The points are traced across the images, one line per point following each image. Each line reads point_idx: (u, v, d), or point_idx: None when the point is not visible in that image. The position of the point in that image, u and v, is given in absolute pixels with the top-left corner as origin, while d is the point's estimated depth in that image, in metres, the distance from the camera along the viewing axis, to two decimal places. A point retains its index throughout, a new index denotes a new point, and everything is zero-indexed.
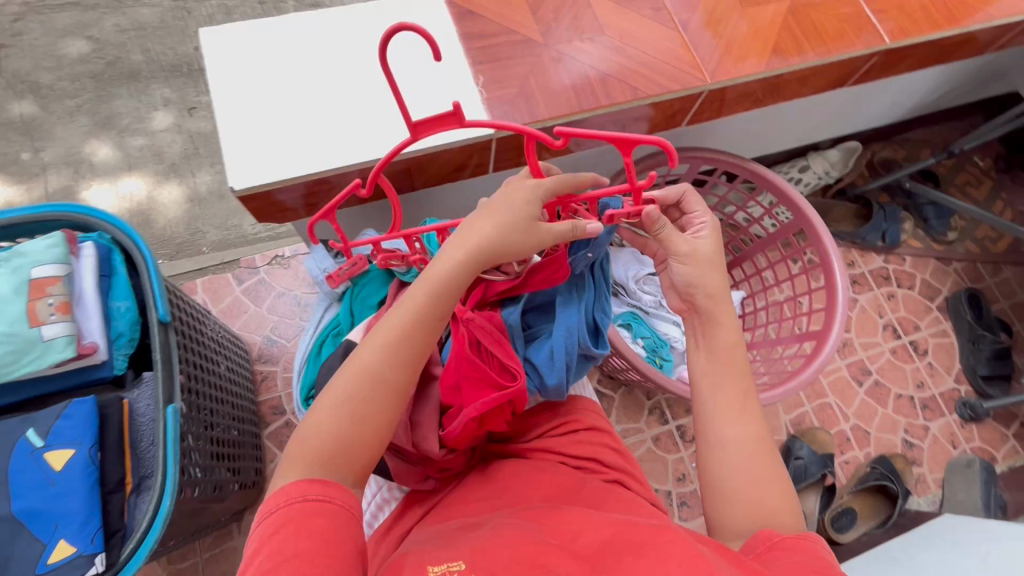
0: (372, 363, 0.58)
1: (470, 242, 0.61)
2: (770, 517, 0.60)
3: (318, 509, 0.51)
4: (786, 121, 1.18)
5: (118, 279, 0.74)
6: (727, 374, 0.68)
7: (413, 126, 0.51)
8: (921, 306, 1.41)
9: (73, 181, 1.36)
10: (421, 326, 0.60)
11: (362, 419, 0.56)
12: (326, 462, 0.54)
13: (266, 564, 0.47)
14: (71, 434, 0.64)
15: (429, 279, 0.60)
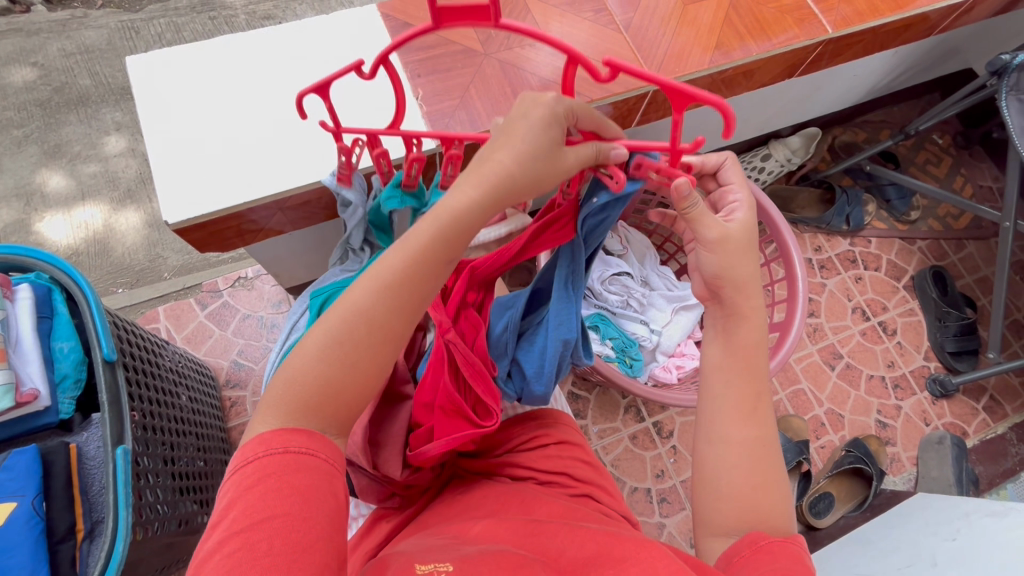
0: (370, 311, 0.48)
1: (486, 174, 0.51)
2: (765, 521, 0.56)
3: (302, 465, 0.44)
4: (742, 112, 1.18)
5: (59, 320, 0.72)
6: (734, 366, 0.61)
7: (439, 11, 0.46)
8: (888, 286, 1.43)
9: (25, 213, 1.32)
10: (424, 274, 0.50)
11: (351, 368, 0.48)
12: (305, 412, 0.46)
13: (237, 525, 0.41)
14: (13, 486, 0.62)
15: (438, 217, 0.50)
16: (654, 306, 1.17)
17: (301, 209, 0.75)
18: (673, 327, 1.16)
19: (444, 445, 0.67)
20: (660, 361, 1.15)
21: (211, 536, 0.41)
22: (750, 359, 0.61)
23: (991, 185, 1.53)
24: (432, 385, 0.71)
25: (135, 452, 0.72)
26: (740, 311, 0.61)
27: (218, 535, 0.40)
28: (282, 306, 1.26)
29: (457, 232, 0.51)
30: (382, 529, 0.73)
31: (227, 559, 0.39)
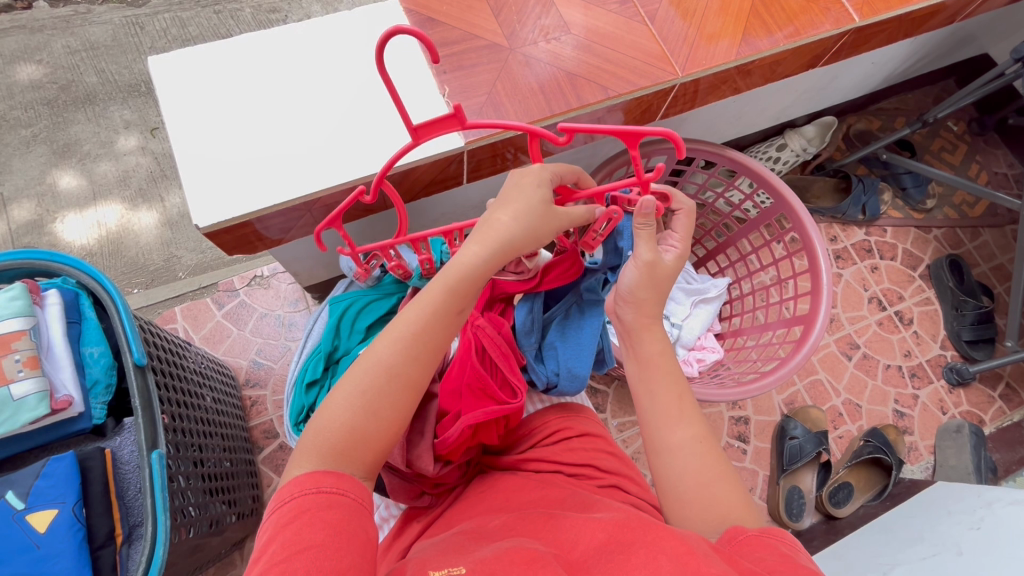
0: (392, 364, 0.52)
1: (491, 236, 0.56)
2: (729, 515, 0.57)
3: (332, 502, 0.46)
4: (761, 103, 1.17)
5: (88, 324, 0.72)
6: (654, 372, 0.66)
7: (414, 131, 0.50)
8: (904, 276, 1.43)
9: (37, 214, 1.31)
10: (437, 324, 0.54)
11: (375, 415, 0.51)
12: (340, 458, 0.49)
13: (277, 557, 0.42)
14: (52, 493, 0.62)
15: (447, 277, 0.54)
16: (673, 299, 1.17)
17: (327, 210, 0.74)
18: (693, 320, 1.16)
19: (477, 418, 0.66)
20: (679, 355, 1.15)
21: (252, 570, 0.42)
22: (662, 365, 0.66)
23: (1006, 172, 1.52)
24: (458, 373, 0.71)
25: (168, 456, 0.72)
26: (643, 325, 0.68)
27: (260, 569, 0.41)
28: (300, 305, 1.25)
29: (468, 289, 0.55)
30: (412, 529, 0.71)
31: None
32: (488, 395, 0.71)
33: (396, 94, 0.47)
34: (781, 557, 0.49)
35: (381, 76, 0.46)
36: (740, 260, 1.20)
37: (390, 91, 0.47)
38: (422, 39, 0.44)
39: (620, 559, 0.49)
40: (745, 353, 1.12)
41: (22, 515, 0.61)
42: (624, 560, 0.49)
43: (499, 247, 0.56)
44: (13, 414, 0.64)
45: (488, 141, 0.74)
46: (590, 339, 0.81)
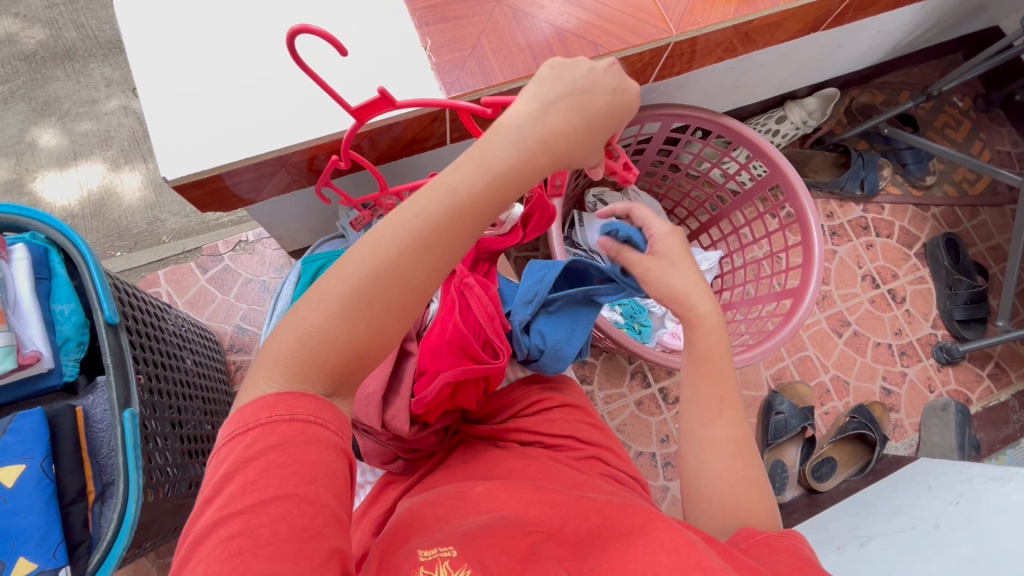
0: (391, 256, 0.45)
1: (536, 128, 0.50)
2: (747, 516, 0.60)
3: (307, 434, 0.42)
4: (761, 70, 1.13)
5: (58, 281, 0.70)
6: (702, 373, 0.67)
7: (355, 113, 0.55)
8: (900, 254, 1.41)
9: (16, 173, 1.28)
10: (462, 218, 0.47)
11: (356, 324, 0.44)
12: (308, 365, 0.44)
13: (240, 502, 0.40)
14: (20, 449, 0.61)
15: (487, 162, 0.48)
16: None
17: (305, 166, 0.72)
18: None
19: (458, 375, 0.64)
20: (669, 327, 1.13)
21: (211, 507, 0.40)
22: (716, 366, 0.67)
23: (1010, 150, 1.49)
24: (440, 329, 0.69)
25: (143, 415, 0.71)
26: (689, 321, 0.68)
27: (212, 515, 0.40)
28: (285, 271, 1.24)
29: (502, 177, 0.48)
30: (389, 495, 0.71)
31: (228, 543, 0.39)
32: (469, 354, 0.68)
33: (324, 82, 0.52)
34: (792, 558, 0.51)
35: (304, 69, 0.51)
36: (733, 233, 1.18)
37: (318, 80, 0.52)
38: (329, 37, 0.48)
39: (614, 547, 0.50)
40: (735, 327, 1.11)
41: None
42: (620, 551, 0.49)
43: (542, 134, 0.50)
44: None
45: (472, 98, 0.71)
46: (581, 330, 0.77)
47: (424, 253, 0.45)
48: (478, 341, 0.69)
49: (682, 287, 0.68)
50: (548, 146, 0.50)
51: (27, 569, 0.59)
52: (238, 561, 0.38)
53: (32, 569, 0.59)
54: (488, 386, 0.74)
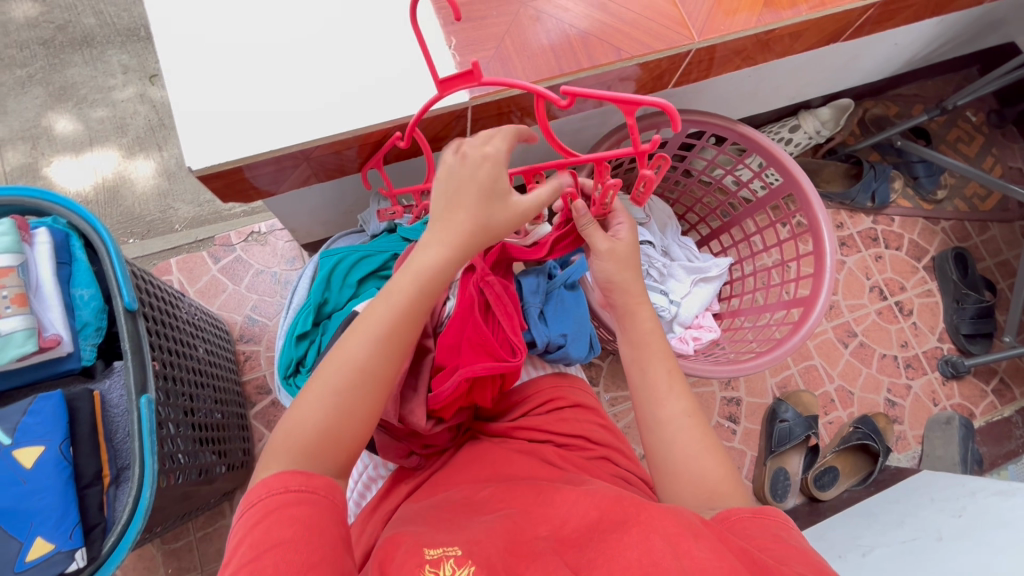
0: (361, 359, 0.54)
1: (449, 235, 0.56)
2: (716, 487, 0.59)
3: (300, 499, 0.48)
4: (777, 79, 1.13)
5: (78, 266, 0.71)
6: (646, 350, 0.69)
7: (440, 82, 0.53)
8: (908, 266, 1.41)
9: (32, 157, 1.29)
10: (412, 316, 0.56)
11: (347, 408, 0.53)
12: (308, 454, 0.51)
13: (246, 557, 0.44)
14: (40, 430, 0.61)
15: (414, 273, 0.56)
16: (674, 277, 1.16)
17: (326, 160, 0.72)
18: (692, 299, 1.15)
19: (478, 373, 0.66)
20: (677, 332, 1.14)
21: (224, 567, 0.45)
22: (651, 343, 0.69)
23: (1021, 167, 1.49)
24: (458, 328, 0.69)
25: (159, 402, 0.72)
26: (627, 309, 0.71)
27: (227, 569, 0.44)
28: (296, 263, 1.24)
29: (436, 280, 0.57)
30: (399, 490, 0.71)
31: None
32: (489, 351, 0.69)
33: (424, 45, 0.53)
34: (772, 537, 0.52)
35: (415, 28, 0.53)
36: (744, 240, 1.18)
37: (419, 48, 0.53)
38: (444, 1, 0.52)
39: (613, 538, 0.50)
40: (742, 334, 1.12)
41: (10, 450, 0.60)
42: (617, 540, 0.49)
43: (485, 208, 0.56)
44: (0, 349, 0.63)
45: (494, 97, 0.72)
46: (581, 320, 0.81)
47: (387, 354, 0.55)
48: (497, 340, 0.70)
49: (631, 279, 0.72)
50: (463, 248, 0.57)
51: (44, 549, 0.59)
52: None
53: (50, 549, 0.60)
54: (503, 382, 0.74)
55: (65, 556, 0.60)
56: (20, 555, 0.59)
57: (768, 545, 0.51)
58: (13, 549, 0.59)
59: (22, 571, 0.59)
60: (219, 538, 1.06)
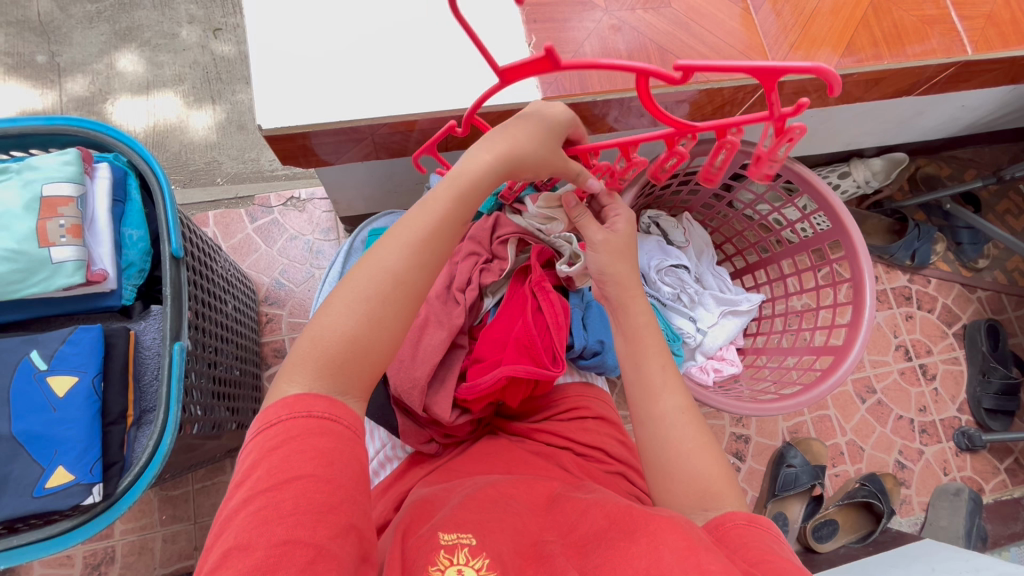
0: (398, 271, 0.50)
1: (503, 146, 0.56)
2: (708, 485, 0.57)
3: (324, 429, 0.46)
4: (839, 123, 1.12)
5: (131, 206, 0.72)
6: (641, 346, 0.67)
7: (501, 74, 0.44)
8: (938, 330, 1.39)
9: (89, 92, 1.30)
10: (450, 228, 0.54)
11: (380, 325, 0.50)
12: (334, 371, 0.48)
13: (264, 482, 0.43)
14: (76, 361, 0.63)
15: (456, 185, 0.54)
16: (704, 305, 1.14)
17: (389, 139, 0.73)
18: (718, 329, 1.13)
19: (518, 372, 0.67)
20: (698, 361, 1.13)
21: (237, 492, 0.44)
22: (645, 340, 0.66)
23: None
24: (506, 326, 0.72)
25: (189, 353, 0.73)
26: (622, 303, 0.68)
27: (243, 494, 0.43)
28: (330, 235, 1.25)
29: (476, 191, 0.55)
30: (413, 474, 0.71)
31: (255, 514, 0.42)
32: (532, 356, 0.70)
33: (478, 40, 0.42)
34: (766, 547, 0.49)
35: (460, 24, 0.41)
36: (779, 279, 1.17)
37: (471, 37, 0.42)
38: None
39: (621, 545, 0.49)
40: (761, 373, 1.11)
41: (43, 376, 0.62)
42: (625, 549, 0.48)
43: (533, 131, 0.57)
44: (49, 278, 0.64)
45: (566, 101, 0.72)
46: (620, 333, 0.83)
47: (420, 263, 0.52)
48: (542, 344, 0.71)
49: (627, 271, 0.69)
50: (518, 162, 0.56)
51: (64, 479, 0.60)
52: (265, 528, 0.42)
53: (69, 480, 0.60)
54: (536, 386, 0.74)
55: (82, 489, 0.60)
56: (41, 481, 0.59)
57: (769, 557, 0.48)
58: (34, 474, 0.59)
59: (39, 496, 0.59)
60: (217, 492, 1.06)
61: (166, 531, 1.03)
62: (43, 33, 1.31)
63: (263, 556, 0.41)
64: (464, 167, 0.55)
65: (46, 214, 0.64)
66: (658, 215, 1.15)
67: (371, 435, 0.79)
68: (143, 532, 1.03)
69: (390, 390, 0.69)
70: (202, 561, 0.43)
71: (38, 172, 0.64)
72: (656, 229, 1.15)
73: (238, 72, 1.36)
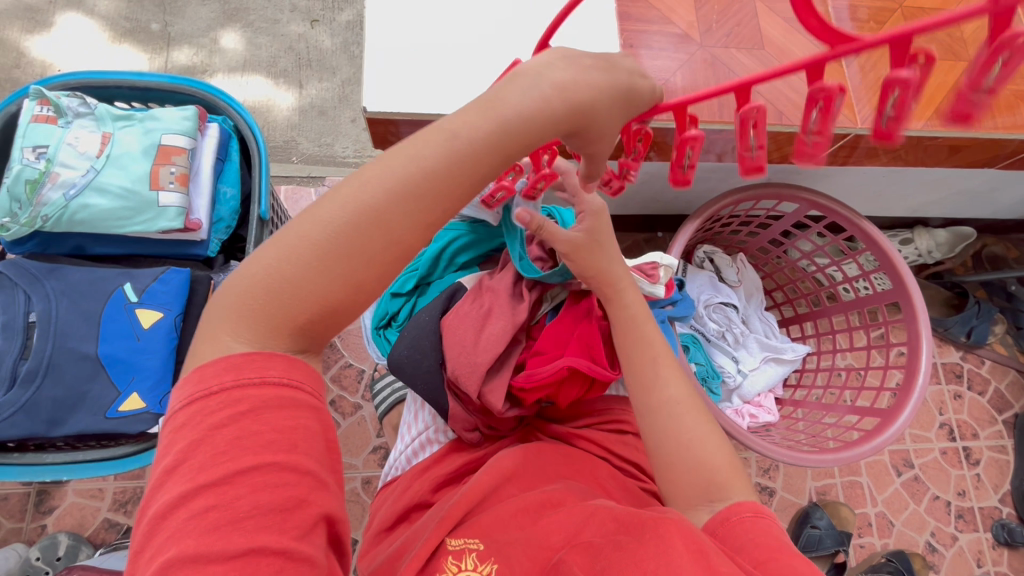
0: (375, 208, 0.37)
1: (571, 92, 0.39)
2: (713, 476, 0.57)
3: (280, 402, 0.37)
4: (911, 188, 1.11)
5: (230, 166, 0.78)
6: (637, 337, 0.67)
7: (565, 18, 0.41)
8: (986, 415, 1.34)
9: (192, 62, 1.40)
10: (463, 180, 0.38)
11: (350, 285, 0.38)
12: (289, 328, 0.38)
13: (205, 477, 0.36)
14: (164, 299, 0.69)
15: (494, 115, 0.38)
16: (747, 347, 1.13)
17: None
18: (758, 375, 1.12)
19: (579, 364, 0.69)
20: (734, 404, 1.11)
21: (178, 479, 0.36)
22: (643, 336, 0.67)
23: None
24: (570, 325, 0.74)
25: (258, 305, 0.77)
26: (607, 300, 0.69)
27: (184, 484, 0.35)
28: None
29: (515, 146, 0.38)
30: (452, 463, 0.72)
31: (201, 516, 0.35)
32: (592, 354, 0.71)
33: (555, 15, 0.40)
34: (773, 544, 0.49)
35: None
36: (829, 333, 1.15)
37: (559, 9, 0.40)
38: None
39: (631, 547, 0.48)
40: (794, 424, 1.09)
41: (133, 308, 0.68)
42: (633, 553, 0.47)
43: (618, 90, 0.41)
44: (152, 219, 0.70)
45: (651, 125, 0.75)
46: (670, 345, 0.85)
47: (413, 206, 0.37)
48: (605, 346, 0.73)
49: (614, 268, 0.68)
50: (578, 122, 0.41)
51: (136, 405, 0.66)
52: (215, 532, 0.35)
53: (140, 406, 0.66)
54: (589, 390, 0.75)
55: (149, 417, 0.66)
56: (115, 403, 0.66)
57: (777, 557, 0.47)
58: (110, 396, 0.66)
59: (112, 418, 0.65)
60: None
61: None
62: (161, 5, 1.43)
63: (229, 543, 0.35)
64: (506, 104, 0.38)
65: (160, 160, 0.71)
66: (714, 251, 1.17)
67: (416, 418, 0.80)
68: None
69: (446, 371, 0.71)
70: (138, 572, 0.35)
71: (158, 123, 0.71)
72: (709, 264, 1.15)
73: (328, 62, 1.43)
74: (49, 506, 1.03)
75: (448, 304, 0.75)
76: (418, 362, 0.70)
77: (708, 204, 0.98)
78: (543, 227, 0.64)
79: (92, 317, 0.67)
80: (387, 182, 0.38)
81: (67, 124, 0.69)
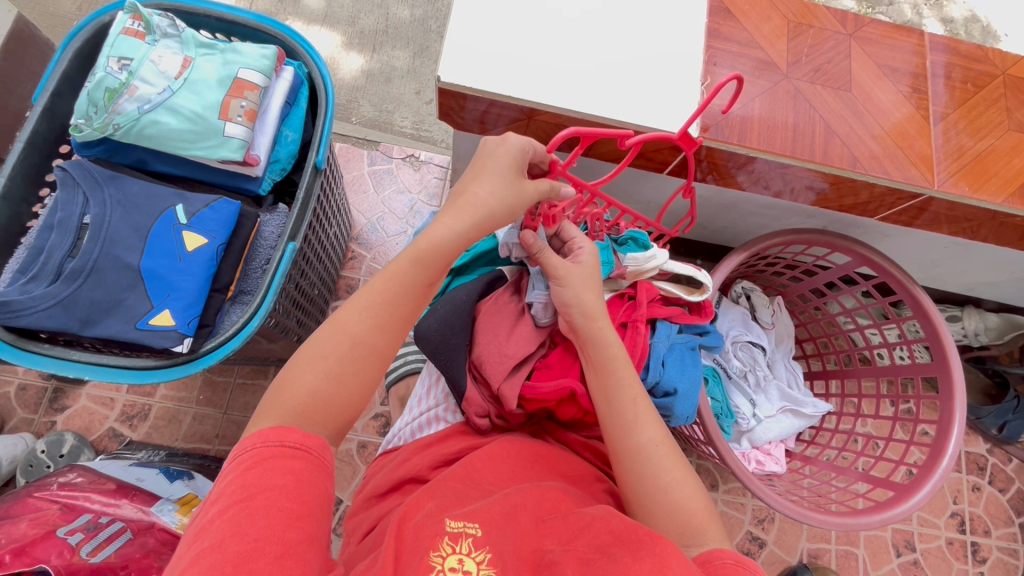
0: (358, 333, 0.55)
1: (470, 205, 0.58)
2: (690, 519, 0.55)
3: (290, 458, 0.47)
4: (972, 264, 1.06)
5: (297, 111, 0.81)
6: (613, 377, 0.65)
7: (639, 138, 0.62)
8: (1003, 514, 1.27)
9: (275, 8, 1.43)
10: (408, 293, 0.58)
11: (340, 382, 0.54)
12: (307, 413, 0.52)
13: (235, 496, 0.44)
14: (212, 226, 0.72)
15: (416, 249, 0.58)
16: (766, 393, 1.10)
17: (540, 128, 0.75)
18: (773, 423, 1.08)
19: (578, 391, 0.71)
20: (742, 447, 1.07)
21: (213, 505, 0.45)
22: (619, 375, 0.65)
23: None
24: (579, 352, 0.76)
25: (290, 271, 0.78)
26: (590, 336, 0.66)
27: None
28: (433, 201, 1.30)
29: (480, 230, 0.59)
30: (456, 444, 0.72)
31: (227, 519, 0.43)
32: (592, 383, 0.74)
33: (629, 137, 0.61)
34: None
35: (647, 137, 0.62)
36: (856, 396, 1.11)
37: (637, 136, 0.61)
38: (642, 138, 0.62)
39: (622, 560, 0.47)
40: (800, 481, 1.06)
41: (181, 229, 0.71)
42: (626, 564, 0.46)
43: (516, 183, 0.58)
44: (215, 146, 0.72)
45: (720, 147, 0.74)
46: (692, 374, 0.82)
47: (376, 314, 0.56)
48: None
49: (592, 302, 0.67)
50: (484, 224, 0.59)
51: (166, 321, 0.68)
52: (235, 533, 0.42)
53: (170, 324, 0.68)
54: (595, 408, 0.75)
55: (176, 336, 0.68)
56: (146, 316, 0.67)
57: None
58: (143, 308, 0.68)
59: (142, 329, 0.67)
60: (252, 393, 1.10)
61: (198, 411, 1.08)
62: None
63: (235, 551, 0.41)
64: (469, 196, 0.58)
65: (233, 93, 0.73)
66: (752, 289, 1.14)
67: (427, 393, 0.80)
68: (179, 403, 1.09)
69: (473, 353, 0.72)
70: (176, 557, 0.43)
71: (239, 57, 0.74)
72: (745, 300, 1.13)
73: (404, 31, 1.45)
74: (62, 404, 1.07)
75: (485, 291, 0.77)
76: (446, 338, 0.71)
77: (755, 241, 0.95)
78: (541, 253, 0.67)
79: (141, 230, 0.70)
80: (358, 309, 0.56)
81: (153, 41, 0.72)
